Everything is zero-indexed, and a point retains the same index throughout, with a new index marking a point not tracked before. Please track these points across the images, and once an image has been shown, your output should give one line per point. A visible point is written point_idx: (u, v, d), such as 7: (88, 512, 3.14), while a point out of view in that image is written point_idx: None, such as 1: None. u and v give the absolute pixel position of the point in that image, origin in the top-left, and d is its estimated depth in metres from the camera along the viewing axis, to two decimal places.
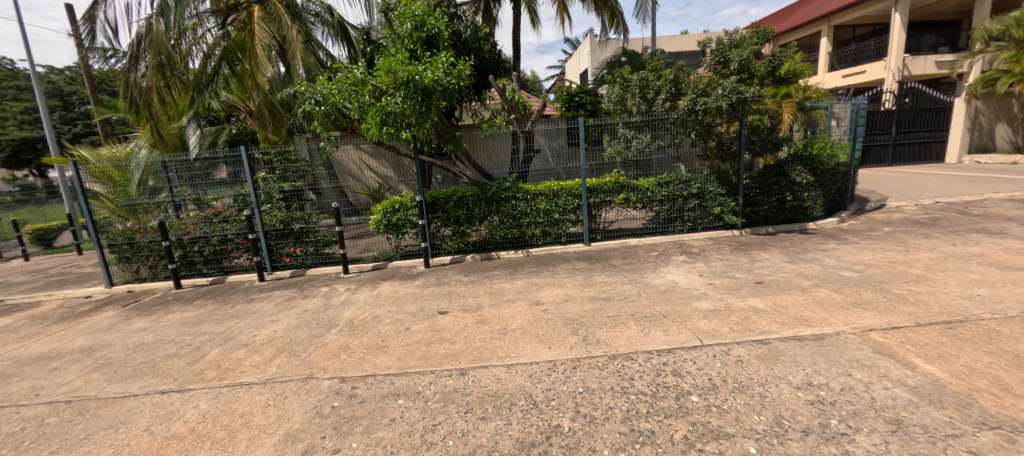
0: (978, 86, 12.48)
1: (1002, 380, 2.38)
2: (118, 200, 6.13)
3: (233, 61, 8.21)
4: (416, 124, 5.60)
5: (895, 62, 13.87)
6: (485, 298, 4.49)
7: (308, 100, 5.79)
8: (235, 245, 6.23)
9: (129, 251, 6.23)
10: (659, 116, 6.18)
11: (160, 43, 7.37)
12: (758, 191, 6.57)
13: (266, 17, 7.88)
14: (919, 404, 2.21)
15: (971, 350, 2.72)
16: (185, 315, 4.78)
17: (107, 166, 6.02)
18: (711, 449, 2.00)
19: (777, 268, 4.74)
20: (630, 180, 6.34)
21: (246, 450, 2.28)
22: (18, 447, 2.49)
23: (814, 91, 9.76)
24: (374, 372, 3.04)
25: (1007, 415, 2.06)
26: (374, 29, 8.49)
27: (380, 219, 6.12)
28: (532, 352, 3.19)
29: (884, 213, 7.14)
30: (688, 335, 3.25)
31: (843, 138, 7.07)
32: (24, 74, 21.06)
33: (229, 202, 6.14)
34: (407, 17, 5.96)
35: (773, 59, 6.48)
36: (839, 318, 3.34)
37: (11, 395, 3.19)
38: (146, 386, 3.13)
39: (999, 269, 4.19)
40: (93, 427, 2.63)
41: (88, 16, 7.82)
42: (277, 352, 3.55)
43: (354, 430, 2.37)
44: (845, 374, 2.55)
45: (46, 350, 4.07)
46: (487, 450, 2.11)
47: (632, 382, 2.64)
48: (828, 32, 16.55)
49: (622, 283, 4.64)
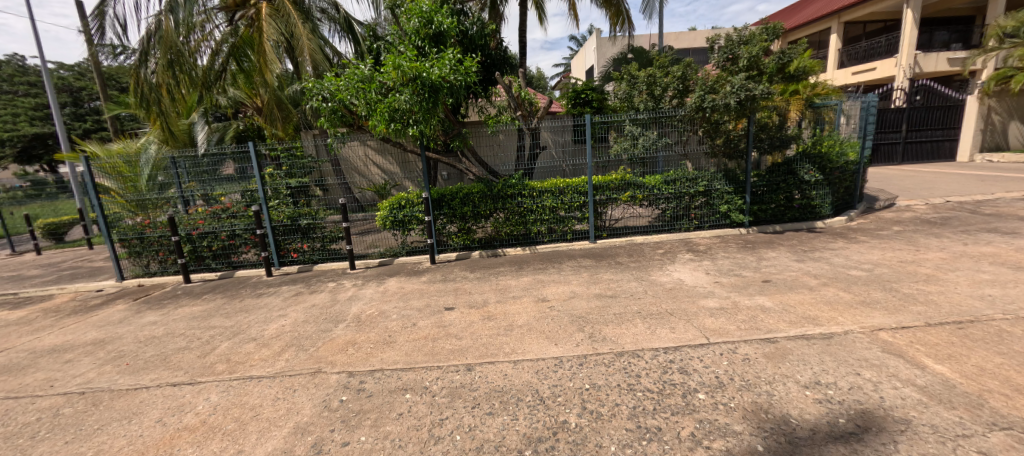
0: (992, 83, 12.25)
1: (1013, 380, 2.36)
2: (128, 195, 6.26)
3: (241, 58, 8.43)
4: (423, 121, 5.62)
5: (906, 59, 13.65)
6: (490, 295, 4.51)
7: (315, 96, 5.89)
8: (243, 241, 6.31)
9: (139, 246, 6.28)
10: (666, 113, 6.14)
11: (169, 41, 7.42)
12: (766, 189, 6.52)
13: (274, 14, 7.87)
14: (929, 404, 2.20)
15: (983, 351, 2.69)
16: (195, 309, 4.85)
17: (117, 162, 6.20)
18: (719, 446, 2.00)
19: (784, 267, 4.73)
20: (636, 177, 6.31)
21: (256, 442, 2.31)
22: (34, 437, 2.54)
23: (824, 88, 9.63)
24: (382, 367, 3.07)
25: (1019, 416, 2.05)
26: (380, 25, 8.50)
27: (386, 215, 6.18)
28: (538, 348, 3.20)
29: (894, 212, 7.08)
30: (694, 333, 3.25)
31: (852, 136, 6.99)
32: (34, 71, 21.18)
33: (237, 198, 6.20)
34: (414, 13, 5.97)
35: (782, 56, 6.65)
36: (847, 318, 3.32)
37: (26, 386, 3.25)
38: (158, 378, 3.18)
39: (1011, 269, 4.13)
40: (107, 418, 2.68)
41: (98, 12, 7.87)
42: (285, 346, 3.58)
43: (363, 423, 2.40)
44: (853, 373, 2.54)
45: (60, 342, 4.14)
46: (495, 446, 2.12)
47: (638, 379, 2.65)
48: (837, 28, 16.38)
49: (628, 281, 4.64)
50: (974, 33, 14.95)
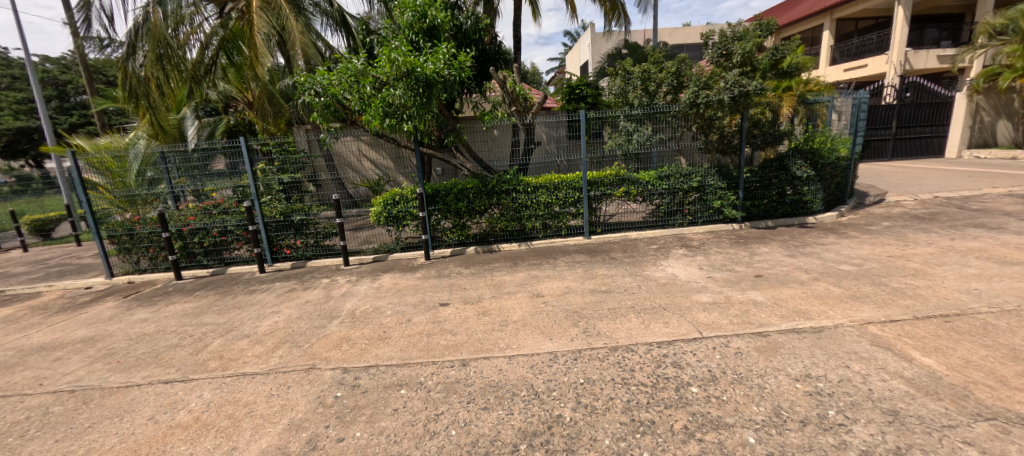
0: (980, 80, 12.41)
1: (997, 372, 2.41)
2: (117, 191, 6.11)
3: (231, 51, 8.23)
4: (417, 116, 5.57)
5: (897, 56, 13.80)
6: (485, 290, 4.52)
7: (307, 91, 5.78)
8: (236, 237, 6.25)
9: (129, 242, 6.22)
10: (660, 109, 6.19)
11: (158, 34, 7.30)
12: (758, 185, 6.56)
13: (264, 7, 7.76)
14: (916, 396, 2.24)
15: (968, 343, 2.74)
16: (187, 305, 4.81)
17: (106, 157, 6.05)
18: (711, 438, 2.03)
19: (776, 262, 4.78)
20: (630, 173, 6.34)
21: (250, 439, 2.30)
22: (23, 435, 2.51)
23: (817, 84, 9.70)
24: (377, 363, 3.06)
25: (1003, 407, 2.09)
26: (373, 19, 8.48)
27: (381, 211, 6.13)
28: (533, 343, 3.21)
29: (884, 208, 7.17)
30: (687, 327, 3.28)
31: (844, 133, 7.04)
32: (18, 63, 20.64)
33: (229, 193, 6.11)
34: (407, 7, 5.90)
35: (776, 52, 6.71)
36: (838, 312, 3.37)
37: (15, 384, 3.21)
38: (149, 376, 3.15)
39: (997, 264, 4.21)
40: (98, 416, 2.65)
41: (83, 4, 7.70)
42: (279, 343, 3.56)
43: (357, 419, 2.40)
44: (843, 366, 2.58)
45: (48, 340, 4.08)
46: (490, 440, 2.13)
47: (632, 373, 2.67)
48: (829, 25, 16.51)
49: (622, 276, 4.67)
50: (964, 31, 15.13)
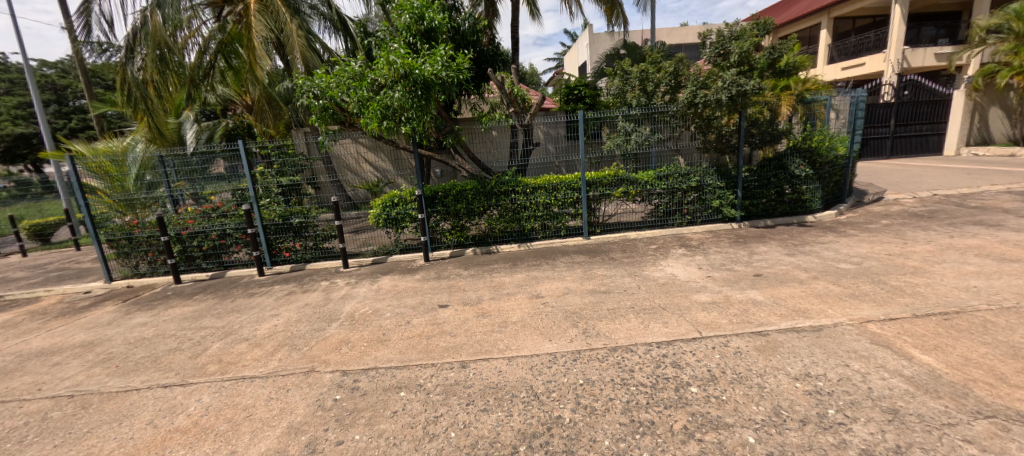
0: (978, 79, 12.45)
1: (997, 370, 2.40)
2: (116, 194, 6.14)
3: (229, 54, 8.32)
4: (415, 118, 5.55)
5: (894, 54, 13.86)
6: (484, 291, 4.52)
7: (305, 93, 5.75)
8: (235, 240, 6.22)
9: (128, 246, 6.18)
10: (658, 110, 6.20)
11: (158, 37, 7.33)
12: (757, 184, 6.55)
13: (263, 10, 7.73)
14: (916, 394, 2.23)
15: (968, 341, 2.74)
16: (186, 310, 4.78)
17: (103, 161, 6.06)
18: (711, 438, 2.02)
19: (775, 261, 4.77)
20: (629, 173, 6.34)
21: (249, 442, 2.29)
22: (22, 441, 2.51)
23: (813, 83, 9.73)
24: (375, 366, 3.06)
25: (1002, 404, 2.09)
26: (371, 22, 8.50)
27: (380, 213, 6.13)
28: (532, 344, 3.21)
29: (883, 206, 7.18)
30: (687, 328, 3.28)
31: (842, 131, 7.07)
32: (16, 67, 20.67)
33: (228, 197, 6.13)
34: (405, 9, 5.91)
35: (772, 52, 6.80)
36: (837, 310, 3.37)
37: (13, 390, 3.20)
38: (149, 380, 3.15)
39: (996, 261, 4.22)
40: (96, 421, 2.65)
41: (82, 9, 7.71)
42: (279, 345, 3.56)
43: (356, 422, 2.39)
44: (842, 365, 2.58)
45: (48, 345, 4.08)
46: (489, 442, 2.12)
47: (631, 374, 2.66)
48: (827, 24, 16.57)
49: (621, 276, 4.67)
50: (961, 29, 15.18)
